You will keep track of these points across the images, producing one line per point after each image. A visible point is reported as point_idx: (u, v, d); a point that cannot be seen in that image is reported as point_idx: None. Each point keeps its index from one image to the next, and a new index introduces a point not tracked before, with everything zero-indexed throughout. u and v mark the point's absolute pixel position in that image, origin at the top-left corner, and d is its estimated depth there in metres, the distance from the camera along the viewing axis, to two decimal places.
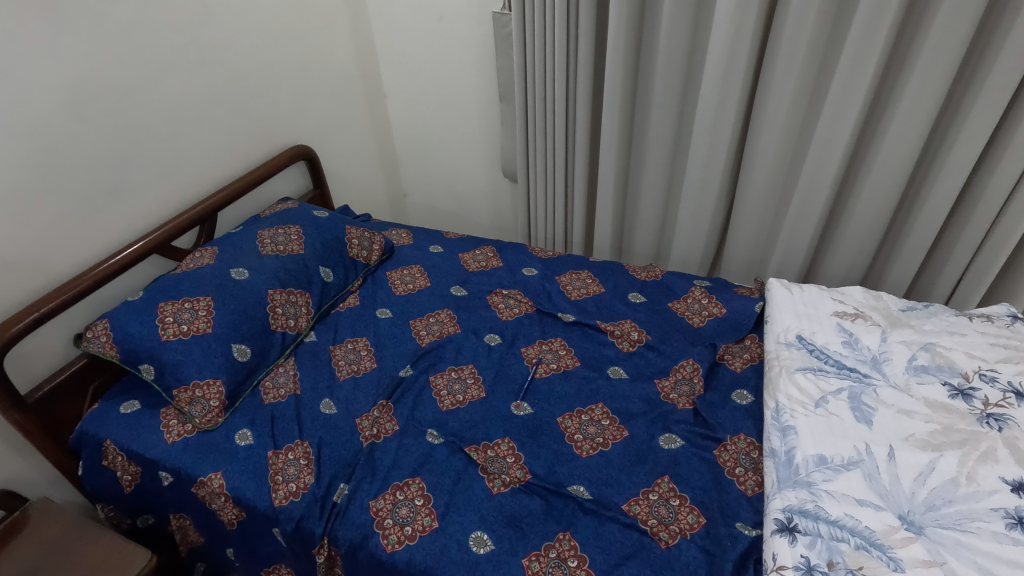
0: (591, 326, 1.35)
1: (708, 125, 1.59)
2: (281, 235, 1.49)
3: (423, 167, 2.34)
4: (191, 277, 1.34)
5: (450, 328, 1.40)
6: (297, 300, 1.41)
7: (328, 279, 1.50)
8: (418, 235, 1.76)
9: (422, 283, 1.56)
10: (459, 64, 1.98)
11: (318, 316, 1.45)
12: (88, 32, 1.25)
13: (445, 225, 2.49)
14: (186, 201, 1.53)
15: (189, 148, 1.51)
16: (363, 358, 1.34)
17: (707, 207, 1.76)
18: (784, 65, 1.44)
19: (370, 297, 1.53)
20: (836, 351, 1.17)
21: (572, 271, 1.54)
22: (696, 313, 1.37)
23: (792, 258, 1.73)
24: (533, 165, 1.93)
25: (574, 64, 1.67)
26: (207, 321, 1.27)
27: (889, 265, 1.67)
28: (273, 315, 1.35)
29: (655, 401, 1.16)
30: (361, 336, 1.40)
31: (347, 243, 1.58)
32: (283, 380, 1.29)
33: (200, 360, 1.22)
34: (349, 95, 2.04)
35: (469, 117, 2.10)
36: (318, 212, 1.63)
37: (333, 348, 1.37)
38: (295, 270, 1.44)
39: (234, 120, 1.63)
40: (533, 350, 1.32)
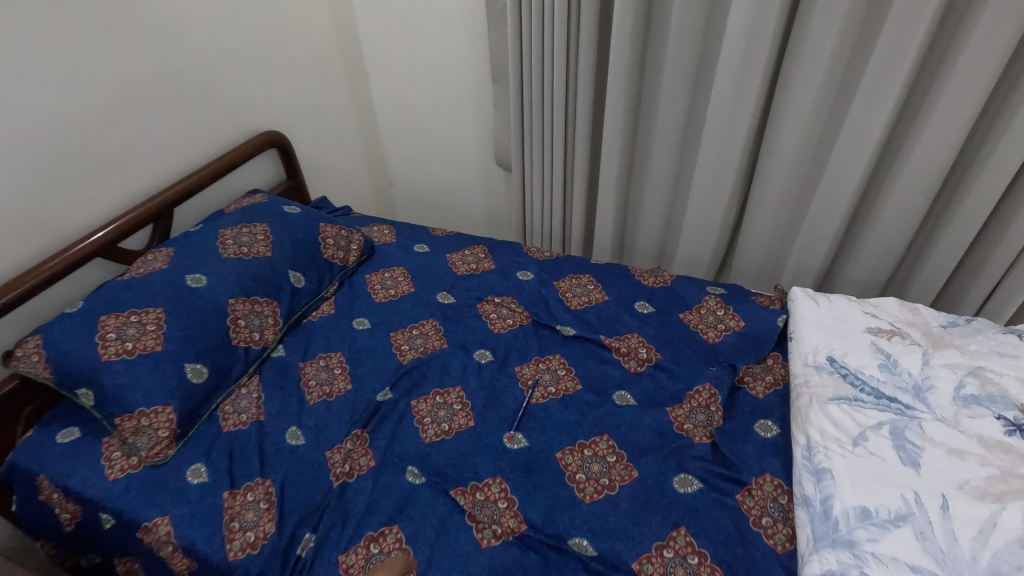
0: (593, 341, 1.20)
1: (724, 111, 1.44)
2: (245, 235, 1.32)
3: (411, 154, 2.16)
4: (140, 285, 1.17)
5: (436, 343, 1.24)
6: (262, 310, 1.25)
7: (298, 284, 1.33)
8: (402, 233, 1.60)
9: (405, 289, 1.40)
10: (449, 42, 1.79)
11: (287, 327, 1.29)
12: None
13: (435, 217, 2.32)
14: (138, 195, 1.35)
15: (140, 135, 1.33)
16: (337, 378, 1.19)
17: (719, 203, 1.60)
18: (813, 44, 1.28)
19: (347, 304, 1.37)
20: (873, 377, 1.03)
21: (571, 276, 1.39)
22: (711, 327, 1.23)
23: (810, 259, 1.58)
24: (529, 154, 1.76)
25: (575, 42, 1.49)
26: (156, 337, 1.10)
27: (916, 269, 1.52)
28: (234, 328, 1.19)
29: (667, 434, 1.02)
30: (336, 351, 1.25)
31: (321, 242, 1.41)
32: (245, 404, 1.14)
33: (147, 383, 1.06)
34: (328, 76, 1.86)
35: (459, 101, 1.92)
36: (290, 207, 1.46)
37: (302, 365, 1.22)
38: (260, 275, 1.27)
39: (194, 102, 1.44)
40: (528, 370, 1.17)
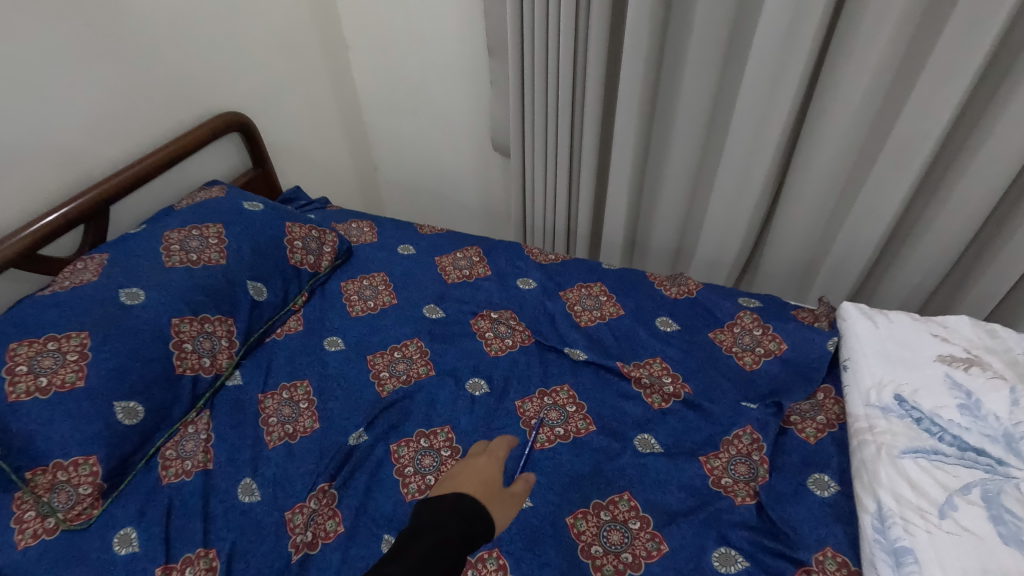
0: (608, 369, 1.01)
1: (760, 90, 1.22)
2: (195, 238, 1.11)
3: (398, 136, 1.94)
4: (61, 304, 0.96)
5: (422, 370, 1.05)
6: (214, 330, 1.05)
7: (260, 297, 1.13)
8: (385, 232, 1.39)
9: (387, 300, 1.20)
10: (439, 8, 1.56)
11: (246, 348, 1.10)
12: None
13: (425, 206, 2.11)
14: (65, 190, 1.13)
15: (65, 118, 1.10)
16: (303, 414, 1.00)
17: (749, 197, 1.40)
18: (878, 9, 1.06)
19: (318, 319, 1.17)
20: (953, 422, 0.84)
21: (580, 285, 1.19)
22: (746, 351, 1.04)
23: (851, 262, 1.39)
24: (530, 139, 1.54)
25: (586, 8, 1.26)
26: (79, 370, 0.90)
27: (973, 275, 1.33)
28: (179, 354, 0.99)
29: (701, 491, 0.84)
30: (302, 379, 1.05)
31: (287, 246, 1.20)
32: (190, 449, 0.95)
33: (65, 428, 0.86)
34: (301, 48, 1.62)
35: (451, 77, 1.69)
36: (251, 202, 1.24)
37: (261, 397, 1.02)
38: (212, 288, 1.06)
39: (135, 79, 1.21)
40: (530, 405, 0.97)
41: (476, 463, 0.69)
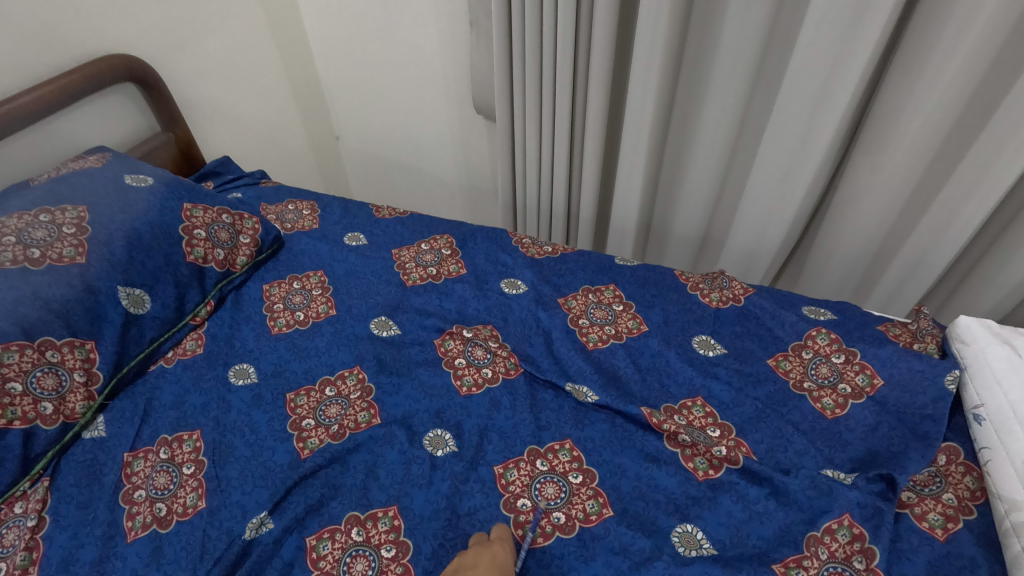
0: (628, 417, 0.70)
1: (835, 21, 0.88)
2: (42, 226, 0.77)
3: (360, 97, 1.59)
4: None
5: (363, 417, 0.74)
6: (62, 361, 0.73)
7: (139, 309, 0.81)
8: (330, 216, 1.07)
9: (323, 311, 0.89)
10: None
11: (117, 384, 0.78)
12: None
13: (396, 183, 1.77)
14: None
15: None
16: (184, 486, 0.68)
17: (805, 173, 1.06)
18: None
19: (226, 339, 0.85)
20: None
21: (585, 290, 0.88)
22: (824, 389, 0.73)
23: (936, 255, 1.07)
24: (519, 95, 1.20)
25: None
26: None
27: None
28: (1, 400, 0.66)
29: None
30: (193, 429, 0.74)
31: (185, 236, 0.88)
32: (8, 543, 0.63)
33: None
34: None
35: (421, 18, 1.35)
36: (136, 176, 0.91)
37: (129, 458, 0.71)
38: (58, 299, 0.74)
39: None
40: (516, 474, 0.66)
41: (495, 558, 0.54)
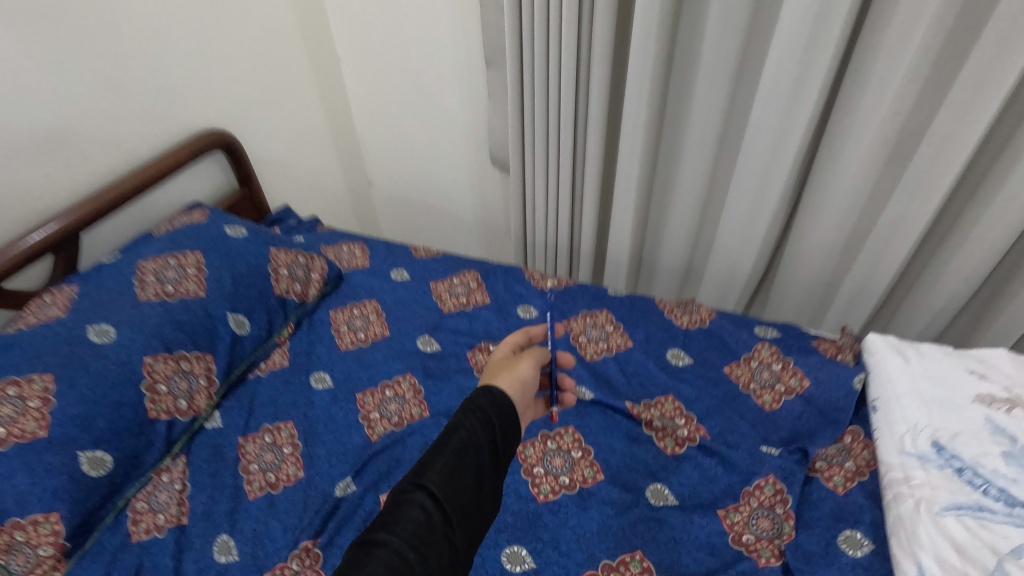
0: (616, 410, 0.94)
1: (778, 104, 1.13)
2: (171, 269, 1.04)
3: (392, 150, 1.86)
4: (26, 340, 0.90)
5: (415, 411, 0.98)
6: (191, 368, 0.98)
7: (241, 330, 1.06)
8: (377, 255, 1.32)
9: (378, 331, 1.13)
10: (433, 17, 1.49)
11: (226, 387, 1.02)
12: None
13: (420, 222, 2.03)
14: (35, 217, 1.08)
15: (34, 141, 1.05)
16: (285, 461, 0.92)
17: (763, 218, 1.31)
18: (906, 21, 0.98)
19: (304, 353, 1.10)
20: (997, 473, 0.77)
21: (585, 314, 1.12)
22: (766, 388, 0.96)
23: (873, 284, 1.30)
24: (529, 154, 1.47)
25: (589, 18, 1.19)
26: (40, 420, 0.83)
27: (1001, 298, 1.25)
28: (151, 397, 0.92)
29: (722, 551, 0.76)
30: (287, 421, 0.98)
31: (272, 274, 1.13)
32: (163, 500, 0.87)
33: (22, 483, 0.79)
34: (289, 60, 1.55)
35: (446, 88, 1.62)
36: (233, 228, 1.17)
37: (242, 441, 0.95)
38: (187, 323, 0.99)
39: (110, 97, 1.15)
40: (533, 450, 0.89)
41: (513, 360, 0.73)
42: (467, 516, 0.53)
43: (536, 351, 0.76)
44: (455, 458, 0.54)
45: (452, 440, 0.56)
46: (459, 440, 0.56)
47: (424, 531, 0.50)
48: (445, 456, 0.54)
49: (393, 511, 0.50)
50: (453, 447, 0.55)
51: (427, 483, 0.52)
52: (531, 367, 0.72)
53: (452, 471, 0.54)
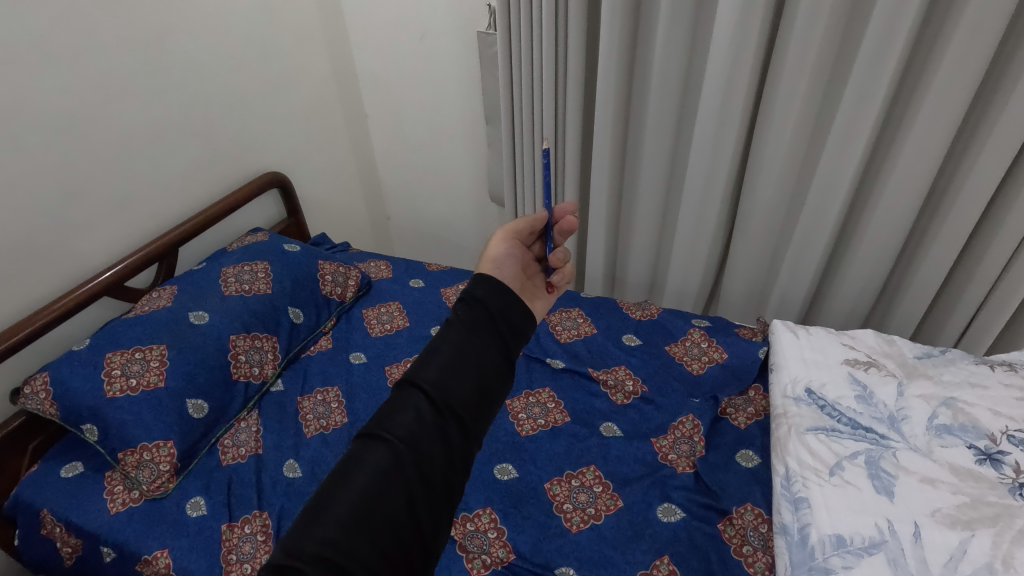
0: (582, 374, 1.25)
1: (705, 152, 1.48)
2: (247, 272, 1.37)
3: (408, 189, 2.23)
4: (146, 321, 1.21)
5: None
6: (262, 345, 1.30)
7: (297, 320, 1.39)
8: (398, 268, 1.67)
9: (401, 323, 1.46)
10: (443, 84, 1.87)
11: (285, 362, 1.34)
12: (10, 48, 1.11)
13: (431, 249, 2.38)
14: (143, 236, 1.42)
15: (147, 181, 1.41)
16: (334, 411, 1.23)
17: (704, 239, 1.65)
18: (786, 95, 1.33)
19: (344, 339, 1.42)
20: (849, 408, 1.07)
21: (562, 309, 1.44)
22: (695, 359, 1.27)
23: (794, 292, 1.62)
24: (520, 191, 1.82)
25: (562, 87, 1.56)
26: (160, 373, 1.14)
27: (894, 302, 1.57)
28: (234, 363, 1.24)
29: (652, 464, 1.06)
30: (332, 385, 1.29)
31: (320, 279, 1.47)
32: (243, 438, 1.18)
33: (149, 418, 1.09)
34: (326, 118, 1.93)
35: (453, 139, 2.00)
36: (290, 244, 1.51)
37: (300, 399, 1.26)
38: (260, 312, 1.32)
39: (197, 147, 1.51)
40: (518, 402, 1.20)
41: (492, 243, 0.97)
42: (453, 407, 0.67)
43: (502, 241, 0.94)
44: (439, 363, 0.69)
45: (437, 352, 0.71)
46: (442, 351, 0.71)
47: (413, 418, 0.65)
48: (443, 363, 0.69)
49: (393, 407, 0.67)
50: (438, 356, 0.70)
51: (417, 384, 0.68)
52: (504, 242, 0.95)
53: (441, 373, 0.69)
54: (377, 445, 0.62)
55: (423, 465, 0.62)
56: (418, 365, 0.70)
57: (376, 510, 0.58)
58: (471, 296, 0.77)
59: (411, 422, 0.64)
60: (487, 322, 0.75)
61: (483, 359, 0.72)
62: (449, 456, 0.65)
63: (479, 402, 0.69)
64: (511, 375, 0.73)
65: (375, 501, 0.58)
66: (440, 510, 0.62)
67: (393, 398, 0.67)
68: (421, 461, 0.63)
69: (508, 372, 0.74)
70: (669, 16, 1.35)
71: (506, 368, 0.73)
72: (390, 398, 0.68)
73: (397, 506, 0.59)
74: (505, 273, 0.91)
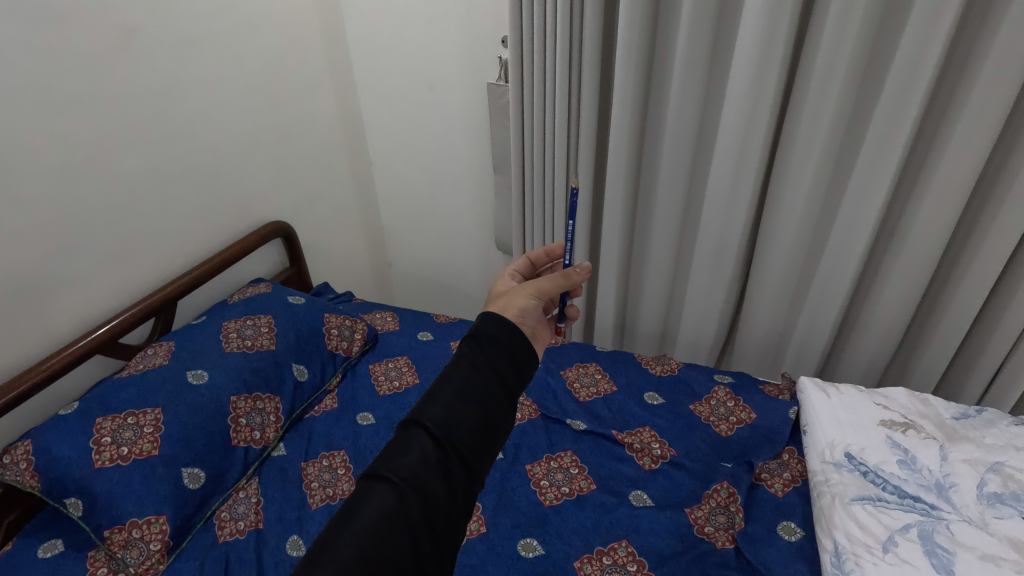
0: (605, 437, 1.18)
1: (721, 203, 1.46)
2: (250, 327, 1.31)
3: (414, 236, 2.19)
4: (140, 382, 1.13)
5: None
6: (264, 406, 1.22)
7: (301, 378, 1.31)
8: (405, 320, 1.61)
9: (410, 379, 1.39)
10: (451, 133, 1.87)
11: (288, 424, 1.26)
12: (15, 98, 1.08)
13: (433, 297, 2.33)
14: (141, 289, 1.36)
15: (148, 231, 1.35)
16: (341, 479, 1.14)
17: (718, 290, 1.62)
18: (802, 148, 1.33)
19: (350, 397, 1.34)
20: (893, 474, 1.01)
21: (578, 364, 1.39)
22: (722, 420, 1.21)
23: (812, 343, 1.58)
24: (529, 239, 1.79)
25: (575, 138, 1.55)
26: (154, 440, 1.05)
27: (915, 355, 1.53)
28: (234, 427, 1.15)
29: (688, 538, 0.99)
30: (339, 450, 1.21)
31: (325, 333, 1.40)
32: (242, 511, 1.09)
33: (140, 491, 1.00)
34: (332, 165, 1.91)
35: (460, 187, 1.98)
36: (294, 296, 1.46)
37: (304, 465, 1.18)
38: (263, 370, 1.25)
39: (200, 195, 1.47)
40: (539, 468, 1.13)
41: (514, 291, 0.85)
42: (459, 446, 0.62)
43: (525, 292, 0.84)
44: (445, 400, 0.64)
45: (443, 389, 0.66)
46: (448, 387, 0.66)
47: (418, 458, 0.60)
48: (445, 400, 0.64)
49: (396, 447, 0.62)
50: (443, 392, 0.65)
51: (421, 423, 0.63)
52: (530, 297, 0.84)
53: (444, 411, 0.64)
54: (381, 489, 0.58)
55: (428, 510, 0.58)
56: (423, 403, 0.65)
57: (379, 560, 0.53)
58: (478, 334, 0.73)
59: (415, 462, 0.59)
60: (496, 359, 0.71)
61: (488, 396, 0.67)
62: (454, 499, 0.60)
63: (485, 442, 0.64)
64: (515, 413, 0.69)
65: (380, 549, 0.53)
66: (443, 558, 0.58)
67: (396, 438, 0.63)
68: (425, 505, 0.58)
69: (511, 410, 0.70)
70: (682, 68, 1.35)
71: (510, 405, 0.68)
72: (392, 437, 0.63)
73: (402, 554, 0.54)
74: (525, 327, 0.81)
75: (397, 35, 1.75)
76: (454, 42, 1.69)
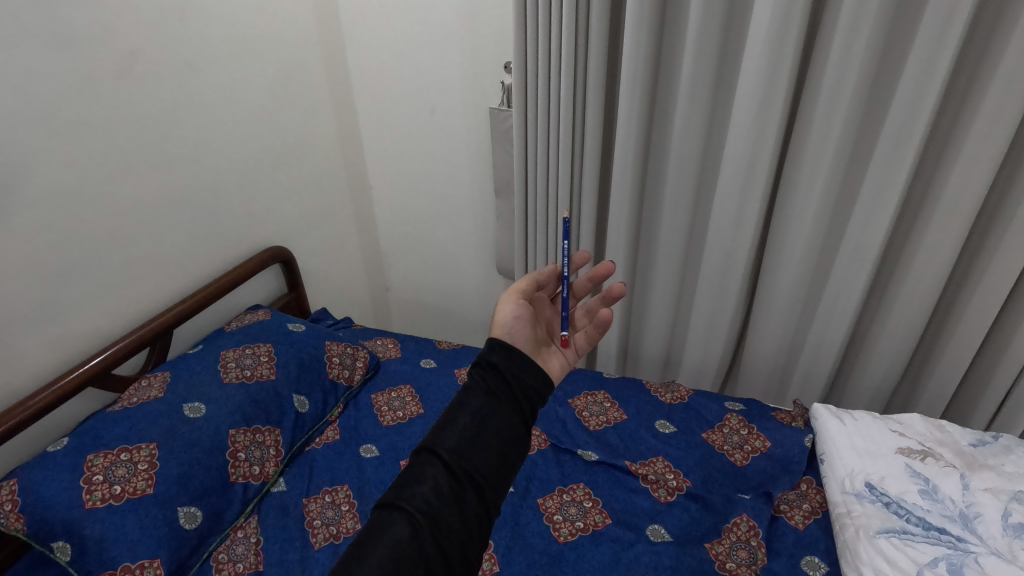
0: (618, 468, 1.15)
1: (727, 227, 1.46)
2: (249, 357, 1.26)
3: (412, 260, 2.16)
4: (134, 416, 1.08)
5: None
6: (264, 439, 1.17)
7: (302, 408, 1.27)
8: (407, 347, 1.58)
9: (414, 409, 1.35)
10: (452, 157, 1.86)
11: (288, 458, 1.21)
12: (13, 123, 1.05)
13: (431, 322, 2.29)
14: (136, 317, 1.31)
15: (143, 257, 1.31)
16: (344, 517, 1.10)
17: (723, 314, 1.61)
18: (808, 173, 1.33)
19: (352, 428, 1.30)
20: (916, 504, 0.98)
21: (586, 392, 1.36)
22: (736, 448, 1.19)
23: (818, 368, 1.57)
24: (532, 263, 1.77)
25: (579, 162, 1.55)
26: (149, 478, 1.00)
27: (922, 379, 1.52)
28: (233, 463, 1.10)
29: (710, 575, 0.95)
30: (342, 484, 1.16)
31: (326, 361, 1.36)
32: (241, 552, 1.03)
33: (134, 532, 0.95)
34: (331, 189, 1.89)
35: (460, 210, 1.96)
36: (294, 324, 1.42)
37: (306, 501, 1.13)
38: (263, 402, 1.20)
39: (198, 220, 1.43)
40: (552, 502, 1.09)
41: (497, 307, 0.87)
42: (474, 476, 0.59)
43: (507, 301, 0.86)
44: (458, 429, 0.61)
45: (456, 417, 0.63)
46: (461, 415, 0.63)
47: (432, 489, 0.57)
48: (459, 429, 0.62)
49: (408, 478, 0.58)
50: (456, 420, 0.62)
51: (435, 452, 0.60)
52: (513, 303, 0.86)
53: (458, 439, 0.61)
54: (396, 522, 0.54)
55: (445, 544, 0.54)
56: (434, 432, 0.62)
57: None
58: (487, 361, 0.70)
59: (428, 492, 0.56)
60: (507, 386, 0.68)
61: (503, 423, 0.64)
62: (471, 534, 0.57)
63: (501, 471, 0.61)
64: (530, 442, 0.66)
65: None
66: None
67: (409, 469, 0.59)
68: (442, 539, 0.54)
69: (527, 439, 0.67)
70: (688, 95, 1.36)
71: (525, 433, 0.65)
72: (404, 468, 0.60)
73: None
74: (519, 332, 0.82)
75: (398, 60, 1.75)
76: (457, 68, 1.69)
